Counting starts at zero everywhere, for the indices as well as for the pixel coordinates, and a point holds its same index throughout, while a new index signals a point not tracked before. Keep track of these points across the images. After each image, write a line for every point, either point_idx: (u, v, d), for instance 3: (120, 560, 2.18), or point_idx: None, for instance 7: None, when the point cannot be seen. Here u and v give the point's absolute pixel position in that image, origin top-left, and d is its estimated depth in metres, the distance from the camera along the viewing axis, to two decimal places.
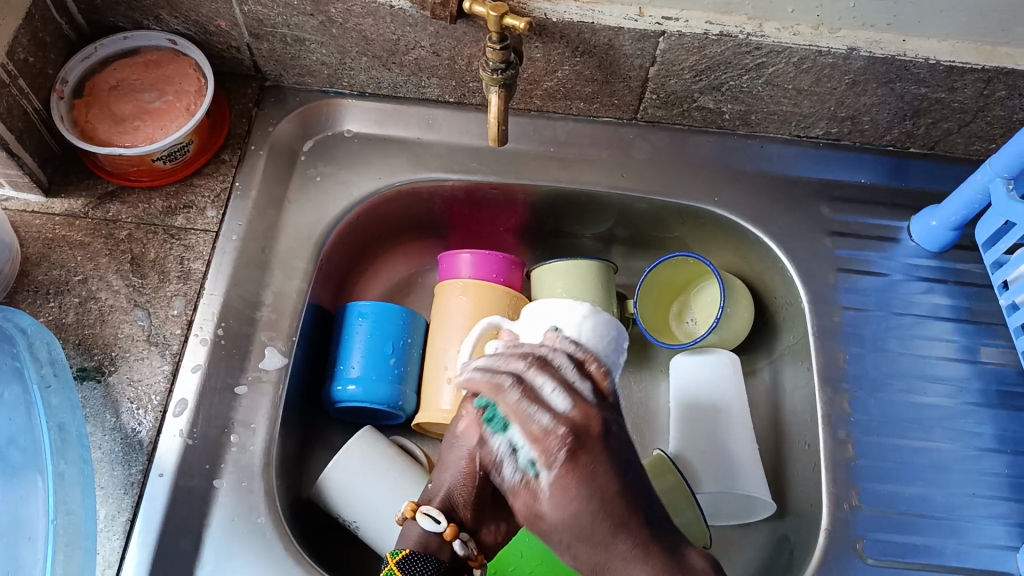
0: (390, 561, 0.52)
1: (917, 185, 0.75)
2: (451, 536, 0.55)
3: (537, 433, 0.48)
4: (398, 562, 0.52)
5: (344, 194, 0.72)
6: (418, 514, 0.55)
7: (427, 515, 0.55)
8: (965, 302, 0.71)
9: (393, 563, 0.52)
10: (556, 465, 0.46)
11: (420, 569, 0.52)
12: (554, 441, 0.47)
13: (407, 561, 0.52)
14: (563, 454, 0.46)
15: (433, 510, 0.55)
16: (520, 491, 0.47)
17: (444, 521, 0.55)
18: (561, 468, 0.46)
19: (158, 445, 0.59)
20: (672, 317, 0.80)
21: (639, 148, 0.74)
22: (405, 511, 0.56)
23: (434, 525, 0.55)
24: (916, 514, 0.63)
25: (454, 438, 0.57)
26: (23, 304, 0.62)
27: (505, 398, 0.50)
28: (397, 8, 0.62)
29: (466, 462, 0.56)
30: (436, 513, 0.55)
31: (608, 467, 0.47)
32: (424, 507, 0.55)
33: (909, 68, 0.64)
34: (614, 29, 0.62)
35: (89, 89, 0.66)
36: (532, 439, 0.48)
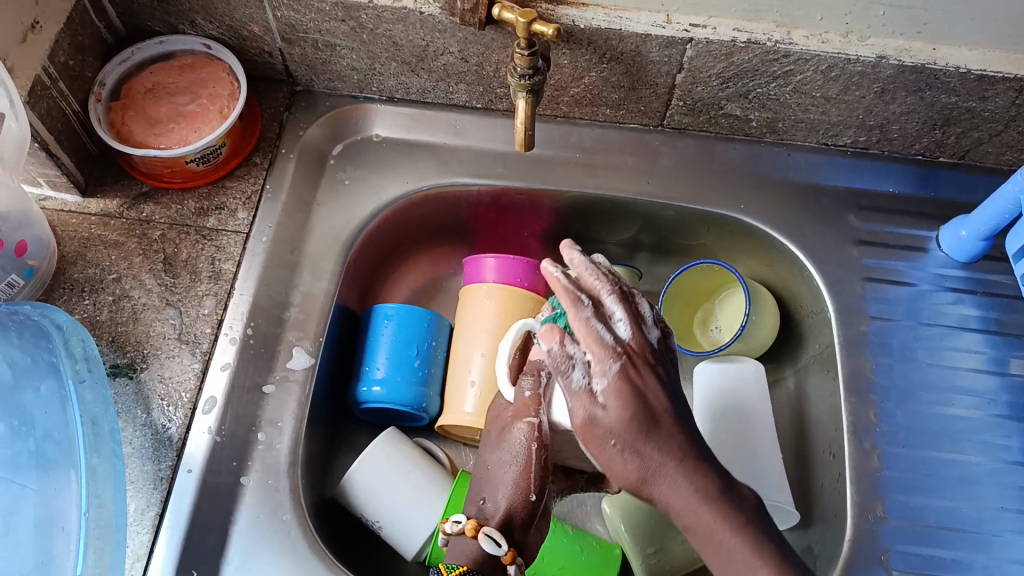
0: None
1: (947, 194, 0.74)
2: (509, 560, 0.53)
3: (601, 347, 0.51)
4: None
5: (372, 198, 0.73)
6: (480, 535, 0.53)
7: (488, 536, 0.53)
8: (995, 313, 0.70)
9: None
10: (610, 375, 0.50)
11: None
12: (614, 355, 0.51)
13: None
14: (615, 363, 0.50)
15: (493, 531, 0.53)
16: (581, 393, 0.50)
17: (505, 544, 0.53)
18: (614, 378, 0.50)
19: (187, 441, 0.60)
20: (697, 323, 0.80)
21: (664, 155, 0.74)
22: (465, 530, 0.54)
23: (496, 548, 0.52)
24: (943, 527, 0.62)
25: (501, 449, 0.57)
26: (59, 301, 0.64)
27: (576, 310, 0.53)
28: (427, 14, 0.63)
29: (520, 471, 0.56)
30: (498, 535, 0.53)
31: (656, 385, 0.51)
32: (486, 528, 0.53)
33: (939, 77, 0.64)
34: (641, 36, 0.63)
35: (126, 92, 0.68)
36: (596, 348, 0.51)
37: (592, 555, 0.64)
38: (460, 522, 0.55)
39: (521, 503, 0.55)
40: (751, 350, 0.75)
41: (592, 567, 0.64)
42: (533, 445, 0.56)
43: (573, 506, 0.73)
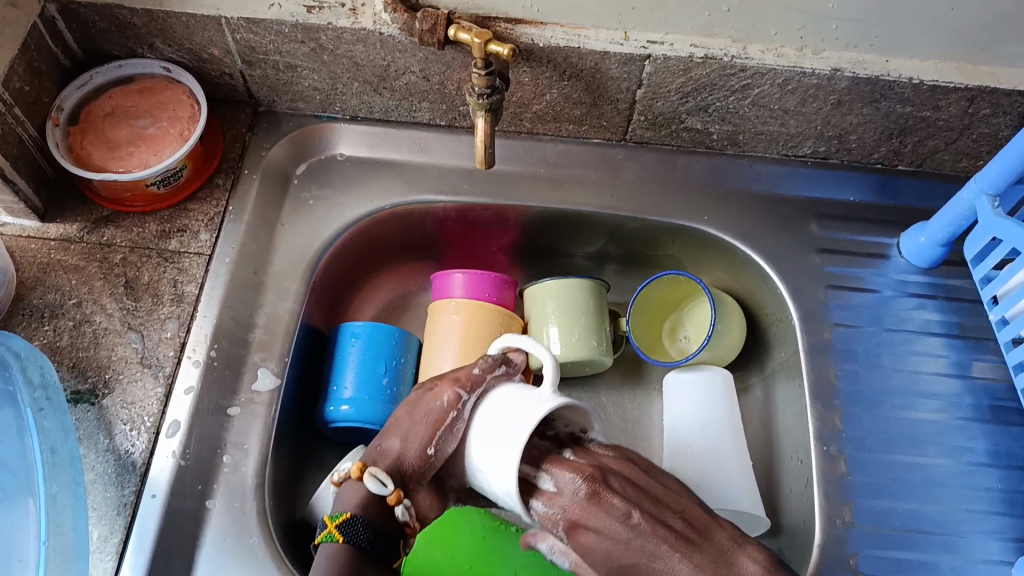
0: (329, 523, 0.51)
1: (906, 202, 0.75)
2: (395, 502, 0.52)
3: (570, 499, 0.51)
4: (339, 526, 0.51)
5: (337, 216, 0.72)
6: (365, 478, 0.53)
7: (374, 477, 0.53)
8: (956, 317, 0.71)
9: (334, 528, 0.51)
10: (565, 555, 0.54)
11: (362, 531, 0.51)
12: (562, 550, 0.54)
13: (349, 526, 0.51)
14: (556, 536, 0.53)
15: (380, 472, 0.53)
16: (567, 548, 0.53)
17: (391, 484, 0.53)
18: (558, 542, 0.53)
19: (150, 466, 0.59)
20: (665, 335, 0.80)
21: (628, 169, 0.75)
22: (352, 473, 0.54)
23: (380, 487, 0.52)
24: (909, 530, 0.63)
25: (424, 401, 0.56)
26: (18, 328, 0.63)
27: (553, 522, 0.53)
28: (387, 35, 0.63)
29: (432, 429, 0.55)
30: (383, 475, 0.53)
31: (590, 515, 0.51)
32: (372, 469, 0.53)
33: (893, 88, 0.65)
34: (600, 53, 0.63)
35: (85, 116, 0.67)
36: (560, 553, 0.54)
37: None
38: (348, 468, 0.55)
39: (418, 456, 0.55)
40: (720, 360, 0.75)
41: None
42: (452, 413, 0.55)
43: None
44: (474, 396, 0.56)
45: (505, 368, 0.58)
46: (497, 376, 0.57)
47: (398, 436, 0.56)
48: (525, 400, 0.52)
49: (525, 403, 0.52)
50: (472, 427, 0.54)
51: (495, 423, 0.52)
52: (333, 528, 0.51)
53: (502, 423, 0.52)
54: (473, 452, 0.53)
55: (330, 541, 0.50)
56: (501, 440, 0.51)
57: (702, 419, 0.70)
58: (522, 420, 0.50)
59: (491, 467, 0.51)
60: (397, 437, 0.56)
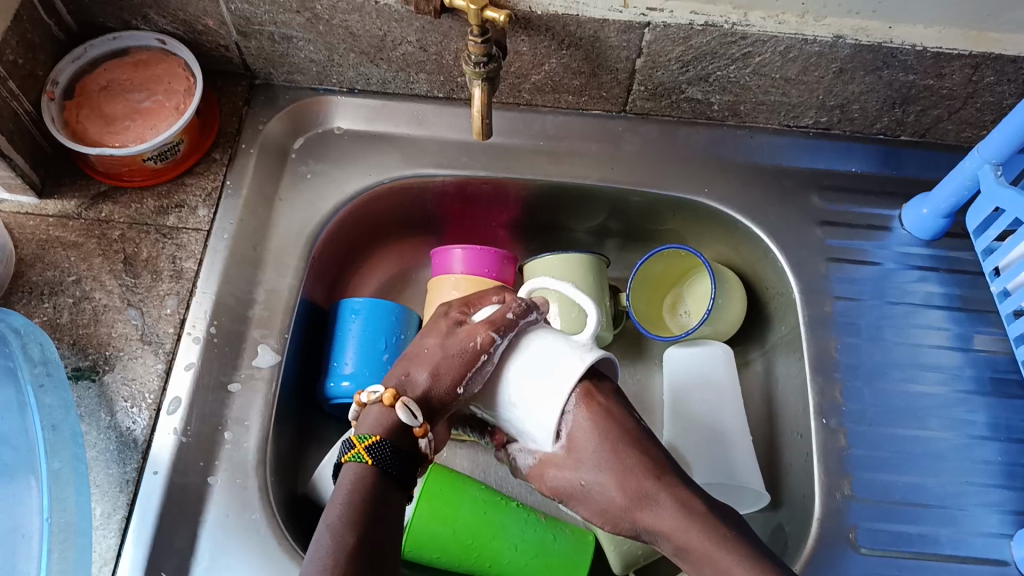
0: (358, 444, 0.51)
1: (909, 173, 0.74)
2: (421, 434, 0.52)
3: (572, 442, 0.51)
4: (368, 448, 0.50)
5: (336, 191, 0.72)
6: (398, 407, 0.51)
7: (405, 408, 0.51)
8: (958, 290, 0.71)
9: (363, 449, 0.50)
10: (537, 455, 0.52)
11: (388, 458, 0.50)
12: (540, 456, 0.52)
13: (378, 449, 0.50)
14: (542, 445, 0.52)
15: (412, 403, 0.51)
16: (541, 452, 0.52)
17: (421, 417, 0.51)
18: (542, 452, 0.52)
19: (152, 442, 0.59)
20: (666, 310, 0.80)
21: (628, 141, 0.74)
22: (383, 398, 0.52)
23: (410, 419, 0.51)
24: (909, 503, 0.63)
25: (456, 341, 0.53)
26: (18, 305, 0.63)
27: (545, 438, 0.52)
28: (383, 4, 0.62)
29: (464, 368, 0.52)
30: (415, 407, 0.51)
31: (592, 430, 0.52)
32: (404, 398, 0.51)
33: (896, 56, 0.64)
34: (599, 20, 0.62)
35: (80, 91, 0.67)
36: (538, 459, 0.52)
37: (565, 543, 0.65)
38: (379, 393, 0.53)
39: (447, 393, 0.52)
40: (722, 333, 0.75)
41: (564, 556, 0.64)
42: (482, 356, 0.51)
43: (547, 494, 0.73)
44: (508, 339, 0.52)
45: (537, 314, 0.54)
46: (528, 321, 0.53)
47: (425, 372, 0.53)
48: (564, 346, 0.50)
49: (565, 350, 0.50)
50: (502, 368, 0.52)
51: (533, 367, 0.50)
52: (362, 449, 0.50)
53: (543, 368, 0.50)
54: (505, 392, 0.51)
55: (358, 460, 0.50)
56: (544, 385, 0.49)
57: (705, 393, 0.70)
58: (567, 367, 0.49)
59: (531, 415, 0.50)
60: (426, 369, 0.53)
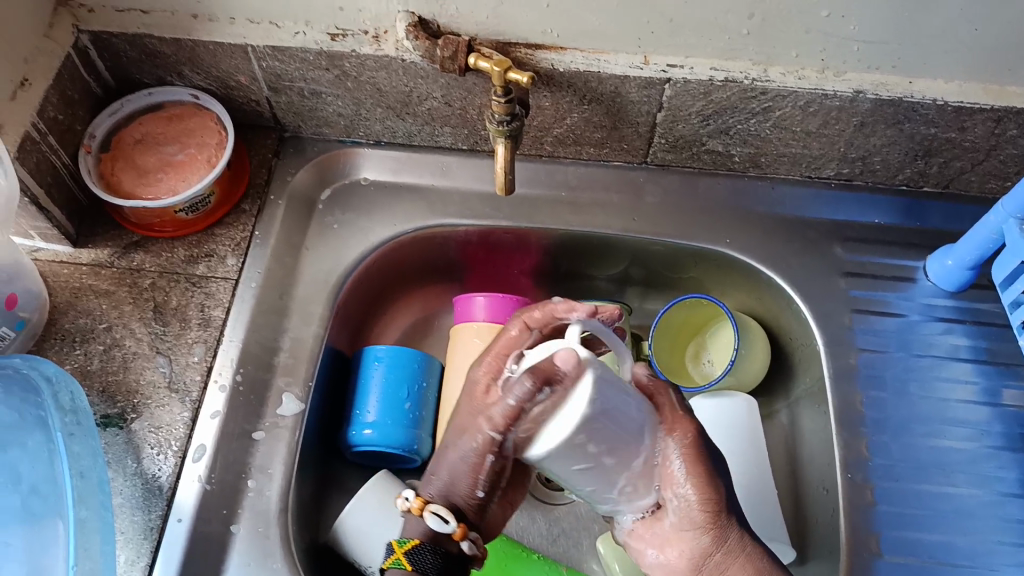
0: (396, 548, 0.50)
1: (933, 224, 0.74)
2: (460, 537, 0.50)
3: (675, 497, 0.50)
4: (406, 553, 0.50)
5: (361, 241, 0.73)
6: (426, 515, 0.50)
7: (434, 514, 0.50)
8: (986, 342, 0.70)
9: (401, 554, 0.50)
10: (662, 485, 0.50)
11: (428, 561, 0.50)
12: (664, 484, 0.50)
13: (416, 553, 0.49)
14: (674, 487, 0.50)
15: (440, 509, 0.50)
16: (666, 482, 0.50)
17: (453, 520, 0.50)
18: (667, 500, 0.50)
19: (177, 490, 0.60)
20: (689, 358, 0.80)
21: (649, 191, 0.75)
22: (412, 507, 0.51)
23: (442, 525, 0.50)
24: (939, 562, 0.61)
25: (464, 446, 0.51)
26: (50, 352, 0.64)
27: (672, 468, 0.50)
28: (409, 62, 0.64)
29: (476, 474, 0.51)
30: (445, 512, 0.50)
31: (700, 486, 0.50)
32: (432, 505, 0.51)
33: (917, 110, 0.65)
34: (620, 77, 0.64)
35: (115, 144, 0.69)
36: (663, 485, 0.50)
37: None
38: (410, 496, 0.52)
39: (468, 497, 0.52)
40: (745, 384, 0.74)
41: None
42: (489, 456, 0.50)
43: (569, 546, 0.72)
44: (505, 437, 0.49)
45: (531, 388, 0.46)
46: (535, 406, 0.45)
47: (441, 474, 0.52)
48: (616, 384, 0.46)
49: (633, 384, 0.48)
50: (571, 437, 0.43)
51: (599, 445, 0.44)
52: (400, 555, 0.50)
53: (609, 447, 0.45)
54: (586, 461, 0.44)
55: (397, 568, 0.50)
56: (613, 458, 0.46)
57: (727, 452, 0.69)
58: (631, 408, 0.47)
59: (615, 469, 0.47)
60: (444, 473, 0.52)
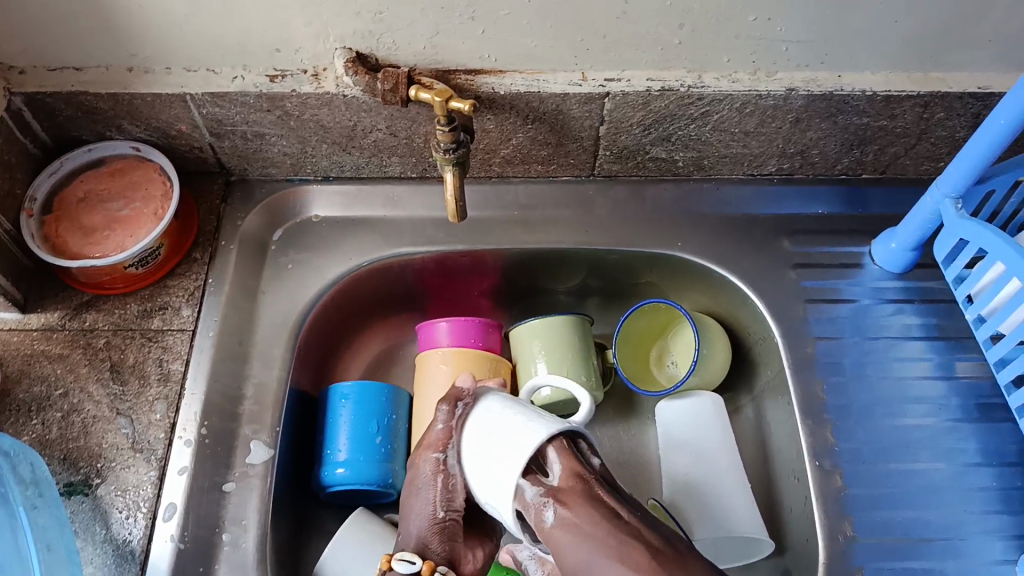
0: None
1: (874, 209, 0.76)
2: (431, 572, 0.49)
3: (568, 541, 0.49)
4: None
5: (317, 278, 0.73)
6: (394, 563, 0.49)
7: (401, 560, 0.50)
8: (935, 319, 0.72)
9: None
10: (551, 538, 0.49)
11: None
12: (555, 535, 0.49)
13: None
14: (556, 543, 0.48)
15: (405, 553, 0.50)
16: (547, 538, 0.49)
17: (420, 560, 0.49)
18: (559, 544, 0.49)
19: (150, 552, 0.58)
20: (653, 361, 0.81)
21: (600, 203, 0.76)
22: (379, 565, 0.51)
23: (411, 566, 0.49)
24: (913, 538, 0.63)
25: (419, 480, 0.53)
26: (6, 424, 0.62)
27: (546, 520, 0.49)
28: (350, 96, 0.64)
29: (438, 496, 0.52)
30: (409, 554, 0.50)
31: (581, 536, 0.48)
32: (396, 554, 0.50)
33: (848, 102, 0.67)
34: (560, 95, 0.65)
35: (58, 205, 0.68)
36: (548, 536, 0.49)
37: None
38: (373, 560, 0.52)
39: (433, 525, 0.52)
40: (711, 382, 0.75)
41: None
42: (443, 476, 0.53)
43: None
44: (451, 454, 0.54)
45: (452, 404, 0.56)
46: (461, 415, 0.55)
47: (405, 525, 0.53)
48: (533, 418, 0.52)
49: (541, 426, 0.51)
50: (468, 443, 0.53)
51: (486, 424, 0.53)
52: None
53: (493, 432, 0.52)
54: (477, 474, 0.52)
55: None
56: (497, 445, 0.51)
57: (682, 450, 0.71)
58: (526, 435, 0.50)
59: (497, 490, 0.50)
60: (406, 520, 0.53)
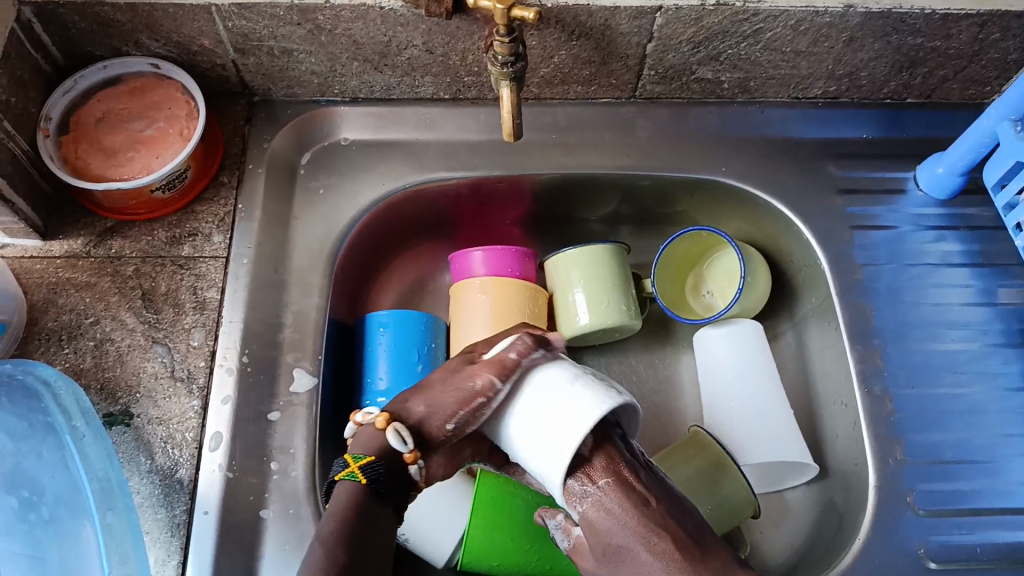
0: (352, 463, 0.51)
1: (915, 133, 0.75)
2: (411, 460, 0.52)
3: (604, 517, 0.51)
4: (361, 466, 0.51)
5: (351, 204, 0.70)
6: (388, 431, 0.52)
7: (396, 432, 0.52)
8: (978, 246, 0.71)
9: (357, 468, 0.50)
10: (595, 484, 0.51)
11: (382, 476, 0.51)
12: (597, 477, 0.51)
13: (370, 468, 0.50)
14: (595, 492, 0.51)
15: (402, 429, 0.52)
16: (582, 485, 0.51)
17: (411, 442, 0.52)
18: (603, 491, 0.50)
19: (199, 482, 0.57)
20: (689, 291, 0.80)
21: (640, 126, 0.74)
22: (376, 420, 0.53)
23: (401, 445, 0.51)
24: (959, 460, 0.64)
25: (459, 375, 0.53)
26: (36, 353, 0.60)
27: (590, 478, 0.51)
28: (388, 8, 0.61)
29: (463, 410, 0.52)
30: (405, 433, 0.52)
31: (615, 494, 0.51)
32: (396, 422, 0.52)
33: (905, 20, 0.64)
34: (610, 8, 0.62)
35: (75, 124, 0.64)
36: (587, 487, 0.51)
37: None
38: (373, 415, 0.54)
39: (437, 428, 0.53)
40: (748, 311, 0.74)
41: None
42: (480, 398, 0.52)
43: None
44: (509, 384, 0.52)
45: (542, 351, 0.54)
46: (534, 359, 0.53)
47: (422, 404, 0.53)
48: (590, 393, 0.50)
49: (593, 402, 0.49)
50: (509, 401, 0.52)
51: (539, 391, 0.51)
52: (355, 468, 0.50)
53: (546, 400, 0.50)
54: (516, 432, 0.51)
55: (352, 479, 0.50)
56: (549, 413, 0.50)
57: (717, 374, 0.72)
58: (579, 414, 0.49)
59: (538, 458, 0.50)
60: (422, 402, 0.54)
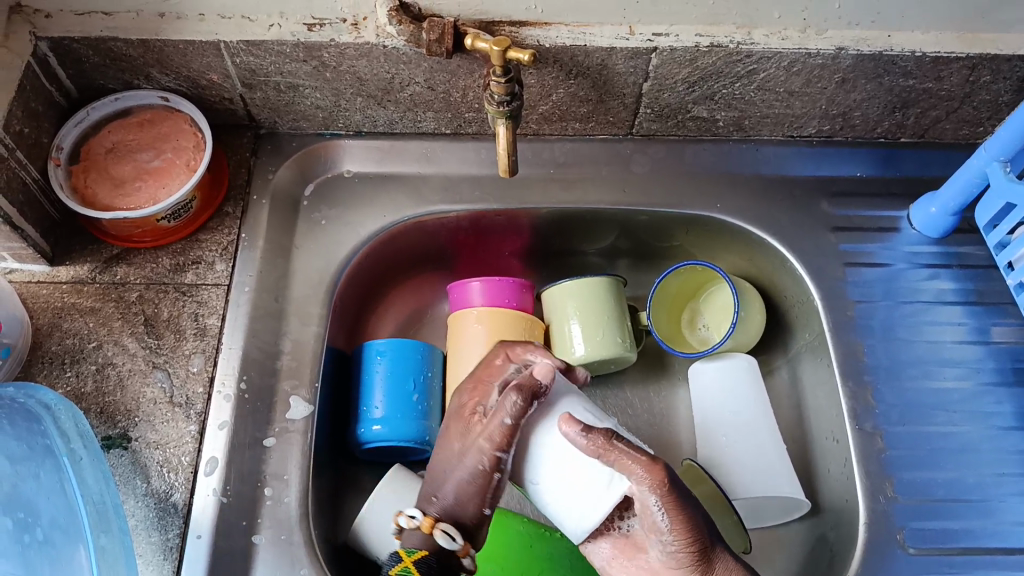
0: (405, 558, 0.53)
1: (910, 172, 0.76)
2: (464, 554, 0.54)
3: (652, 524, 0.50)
4: (414, 561, 0.52)
5: (352, 235, 0.71)
6: (437, 533, 0.53)
7: (444, 532, 0.53)
8: (972, 284, 0.72)
9: (411, 564, 0.52)
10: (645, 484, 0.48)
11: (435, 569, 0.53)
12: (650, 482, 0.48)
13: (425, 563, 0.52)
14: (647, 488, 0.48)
15: (450, 528, 0.53)
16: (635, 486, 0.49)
17: (460, 539, 0.53)
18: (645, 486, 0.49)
19: (193, 506, 0.58)
20: (685, 324, 0.81)
21: (637, 162, 0.75)
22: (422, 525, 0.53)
23: (451, 544, 0.53)
24: (950, 499, 0.64)
25: (469, 455, 0.53)
26: (39, 377, 0.61)
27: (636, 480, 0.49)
28: (391, 47, 0.63)
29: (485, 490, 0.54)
30: (454, 531, 0.53)
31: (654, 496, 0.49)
32: (442, 524, 0.53)
33: (896, 63, 0.66)
34: (606, 49, 0.63)
35: (85, 155, 0.66)
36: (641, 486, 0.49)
37: None
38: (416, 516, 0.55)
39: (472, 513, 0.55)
40: (743, 346, 0.75)
41: None
42: (496, 475, 0.53)
43: None
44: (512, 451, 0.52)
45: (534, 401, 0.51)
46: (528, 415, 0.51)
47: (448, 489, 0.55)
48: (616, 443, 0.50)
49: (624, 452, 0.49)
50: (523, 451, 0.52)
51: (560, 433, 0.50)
52: (409, 563, 0.52)
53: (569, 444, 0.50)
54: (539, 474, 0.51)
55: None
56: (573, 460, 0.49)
57: (712, 410, 0.72)
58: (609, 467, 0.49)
59: (562, 503, 0.50)
60: (449, 487, 0.55)
